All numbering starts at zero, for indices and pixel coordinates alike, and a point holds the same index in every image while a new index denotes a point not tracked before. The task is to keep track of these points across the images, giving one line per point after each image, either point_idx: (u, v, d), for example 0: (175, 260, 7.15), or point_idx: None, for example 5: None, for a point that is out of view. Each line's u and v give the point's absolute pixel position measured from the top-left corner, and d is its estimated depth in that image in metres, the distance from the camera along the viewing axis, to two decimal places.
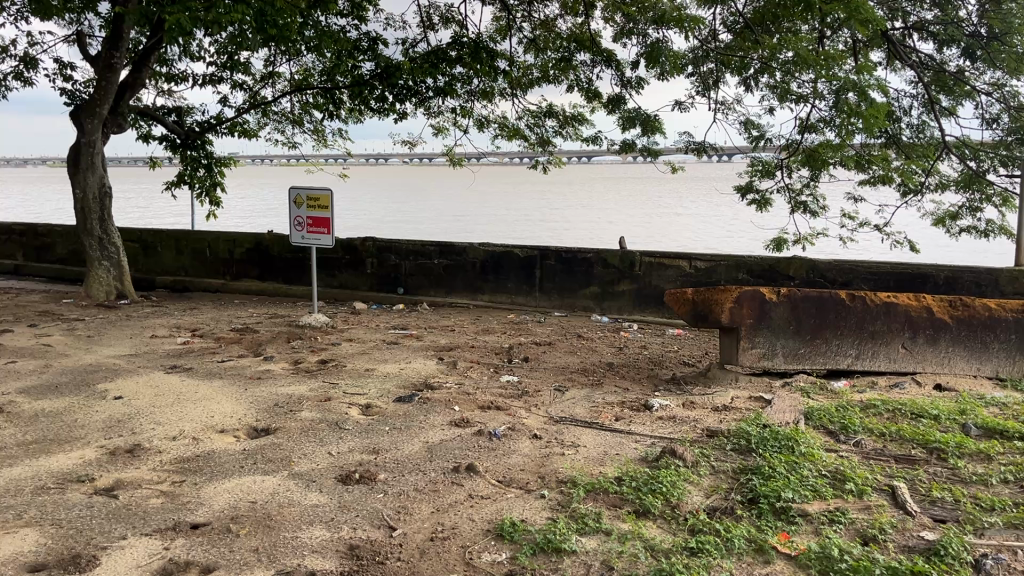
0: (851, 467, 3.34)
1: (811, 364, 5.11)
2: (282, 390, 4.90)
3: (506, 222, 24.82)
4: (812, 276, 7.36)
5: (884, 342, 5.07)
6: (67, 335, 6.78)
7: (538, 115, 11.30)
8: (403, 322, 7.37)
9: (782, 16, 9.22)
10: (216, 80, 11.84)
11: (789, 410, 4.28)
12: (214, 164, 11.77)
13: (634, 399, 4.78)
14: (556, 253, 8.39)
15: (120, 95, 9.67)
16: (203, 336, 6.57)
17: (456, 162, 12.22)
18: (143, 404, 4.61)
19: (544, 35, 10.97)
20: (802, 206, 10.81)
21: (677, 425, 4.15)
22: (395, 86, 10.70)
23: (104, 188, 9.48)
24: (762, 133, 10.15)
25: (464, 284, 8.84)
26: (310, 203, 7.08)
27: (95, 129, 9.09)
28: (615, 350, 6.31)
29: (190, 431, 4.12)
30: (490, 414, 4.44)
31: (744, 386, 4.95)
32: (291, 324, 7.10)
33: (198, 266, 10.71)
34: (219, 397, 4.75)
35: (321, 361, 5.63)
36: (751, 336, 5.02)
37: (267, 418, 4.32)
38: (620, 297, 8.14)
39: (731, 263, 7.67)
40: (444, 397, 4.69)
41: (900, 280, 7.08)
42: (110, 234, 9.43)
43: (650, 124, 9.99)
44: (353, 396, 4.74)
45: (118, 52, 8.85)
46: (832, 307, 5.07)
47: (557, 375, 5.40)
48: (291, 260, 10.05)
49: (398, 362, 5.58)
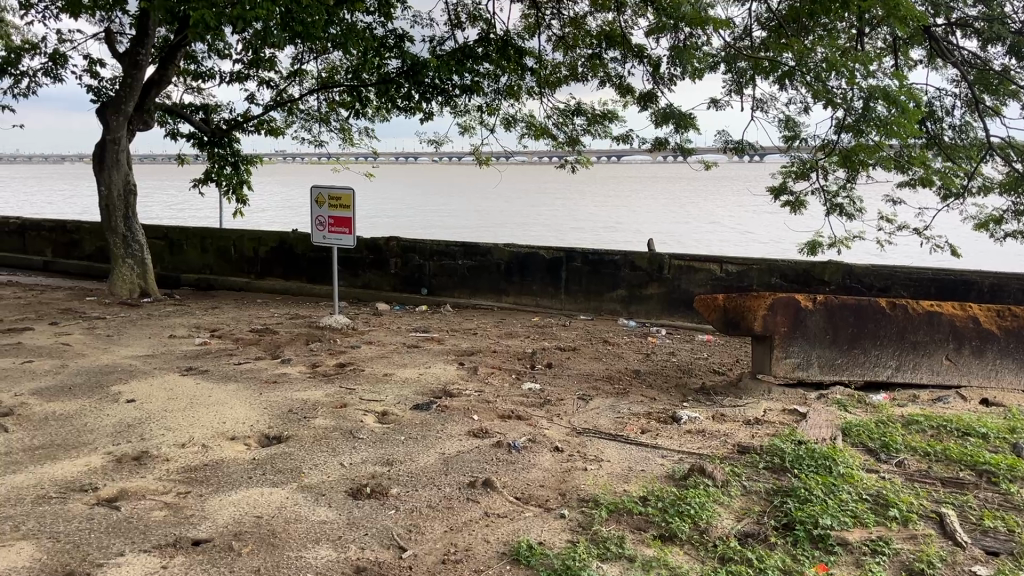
0: (894, 490, 3.11)
1: (848, 376, 4.86)
2: (298, 395, 4.76)
3: (534, 222, 24.67)
4: (849, 282, 7.09)
5: (927, 354, 4.81)
6: (86, 334, 6.71)
7: (567, 113, 11.12)
8: (425, 325, 7.21)
9: (820, 13, 8.96)
10: (243, 77, 11.80)
11: (826, 424, 4.05)
12: (241, 162, 11.72)
13: (662, 410, 4.57)
14: (583, 254, 8.19)
15: (146, 92, 9.62)
16: (222, 337, 6.47)
17: (483, 161, 12.07)
18: (155, 408, 4.49)
19: (574, 32, 10.82)
20: (837, 208, 10.50)
21: (708, 439, 3.93)
22: (421, 84, 10.57)
23: (129, 186, 9.43)
24: (797, 133, 9.87)
25: (488, 285, 8.67)
26: (331, 203, 6.95)
27: (120, 126, 9.05)
28: (642, 356, 6.10)
29: (201, 438, 3.99)
30: (511, 424, 4.26)
31: (777, 398, 4.73)
32: (312, 325, 6.97)
33: (223, 265, 10.66)
34: (233, 402, 4.62)
35: (340, 365, 5.49)
36: (785, 346, 4.80)
37: (280, 425, 4.18)
38: (648, 301, 7.92)
39: (764, 267, 7.42)
40: (463, 405, 4.52)
41: (942, 287, 6.79)
42: (135, 232, 9.39)
43: (683, 122, 9.76)
44: (370, 402, 4.59)
45: (144, 49, 8.80)
46: (870, 315, 4.83)
47: (582, 382, 5.21)
48: (315, 259, 9.95)
49: (418, 366, 5.43)
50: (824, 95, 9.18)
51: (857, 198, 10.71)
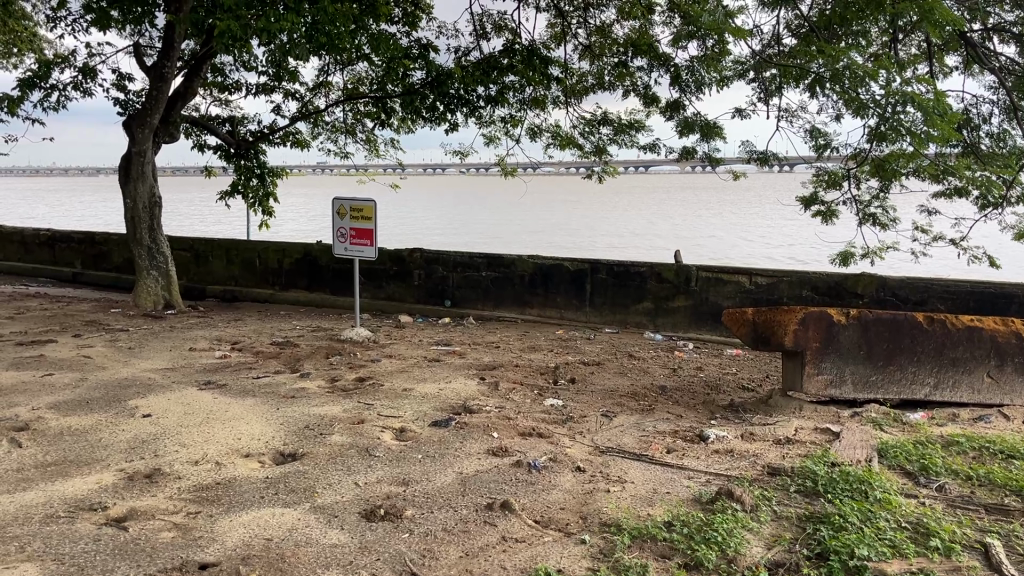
0: (935, 518, 2.94)
1: (883, 394, 4.67)
2: (315, 410, 4.68)
3: (562, 234, 24.56)
4: (883, 294, 6.88)
5: (967, 371, 4.61)
6: (108, 346, 6.68)
7: (593, 123, 11.01)
8: (447, 338, 7.11)
9: (852, 20, 8.78)
10: (270, 89, 11.85)
11: (860, 445, 3.87)
12: (267, 174, 11.74)
13: (688, 428, 4.42)
14: (608, 266, 8.06)
15: (172, 104, 9.65)
16: (243, 350, 6.42)
17: (508, 171, 11.99)
18: (170, 423, 4.42)
19: (600, 41, 10.74)
20: (870, 218, 10.26)
21: (736, 460, 3.78)
22: (446, 95, 10.50)
23: (154, 198, 9.46)
24: (828, 142, 9.67)
25: (512, 297, 8.56)
26: (353, 214, 6.88)
27: (146, 138, 9.07)
28: (669, 371, 5.94)
29: (214, 455, 3.91)
30: (532, 442, 4.14)
31: (809, 416, 4.57)
32: (333, 338, 6.90)
33: (247, 276, 10.66)
34: (249, 417, 4.54)
35: (359, 379, 5.40)
36: (817, 361, 4.63)
37: (296, 442, 4.08)
38: (675, 314, 7.76)
39: (795, 279, 7.23)
40: (482, 422, 4.40)
41: (982, 300, 6.55)
42: (160, 244, 9.41)
43: (712, 131, 9.60)
44: (388, 418, 4.49)
45: (169, 62, 8.81)
46: (906, 331, 4.64)
47: (606, 398, 5.07)
48: (338, 270, 9.91)
49: (438, 381, 5.32)
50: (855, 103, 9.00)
51: (890, 208, 10.45)
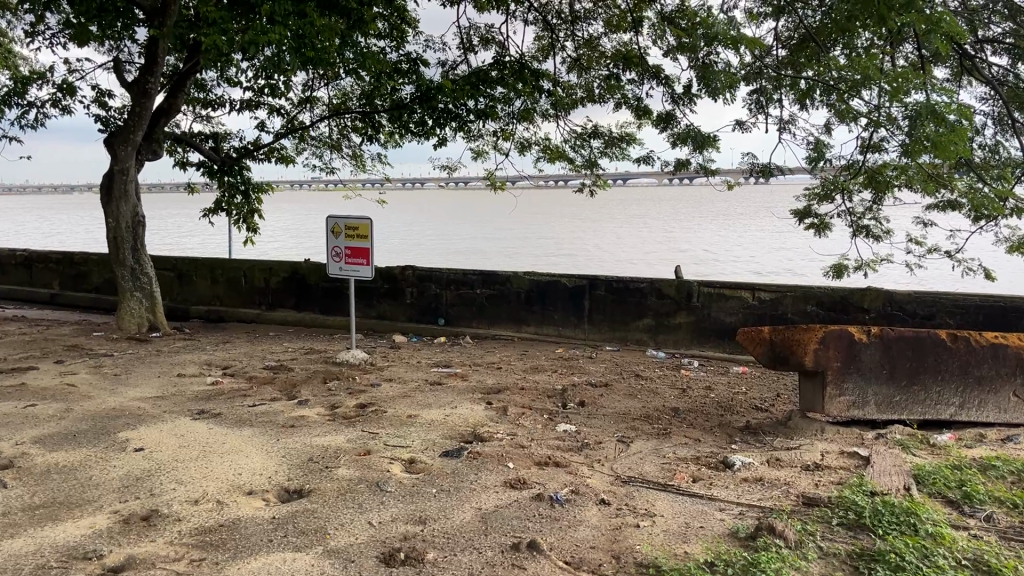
0: (994, 554, 2.77)
1: (908, 415, 4.52)
2: (317, 441, 4.45)
3: (546, 248, 24.41)
4: (889, 309, 6.75)
5: (993, 390, 4.47)
6: (93, 373, 6.41)
7: (584, 136, 10.88)
8: (446, 359, 6.89)
9: (845, 32, 8.72)
10: (254, 105, 11.62)
11: (895, 471, 3.70)
12: (251, 191, 11.49)
13: (710, 454, 4.24)
14: (607, 282, 7.89)
15: (155, 121, 9.39)
16: (235, 376, 6.17)
17: (497, 186, 11.83)
18: (165, 458, 4.17)
19: (588, 54, 10.63)
20: (864, 231, 10.16)
21: (767, 489, 3.60)
22: (435, 109, 10.31)
23: (137, 217, 9.19)
24: (822, 153, 9.59)
25: (508, 315, 8.37)
26: (347, 233, 6.67)
27: (128, 156, 8.81)
28: (678, 392, 5.76)
29: (215, 493, 3.67)
30: (549, 472, 3.94)
31: (832, 439, 4.41)
32: (328, 361, 6.67)
33: (233, 296, 10.39)
34: (248, 449, 4.31)
35: (360, 406, 5.17)
36: (838, 382, 4.48)
37: (301, 477, 3.86)
38: (676, 331, 7.60)
39: (799, 293, 7.09)
40: (495, 451, 4.19)
41: (991, 314, 6.44)
42: (144, 264, 9.14)
43: (705, 142, 9.48)
44: (395, 449, 4.27)
45: (152, 77, 8.56)
46: (930, 349, 4.50)
47: (619, 423, 4.88)
48: (328, 289, 9.67)
49: (443, 406, 5.11)
50: (850, 115, 8.95)
51: (884, 220, 10.38)
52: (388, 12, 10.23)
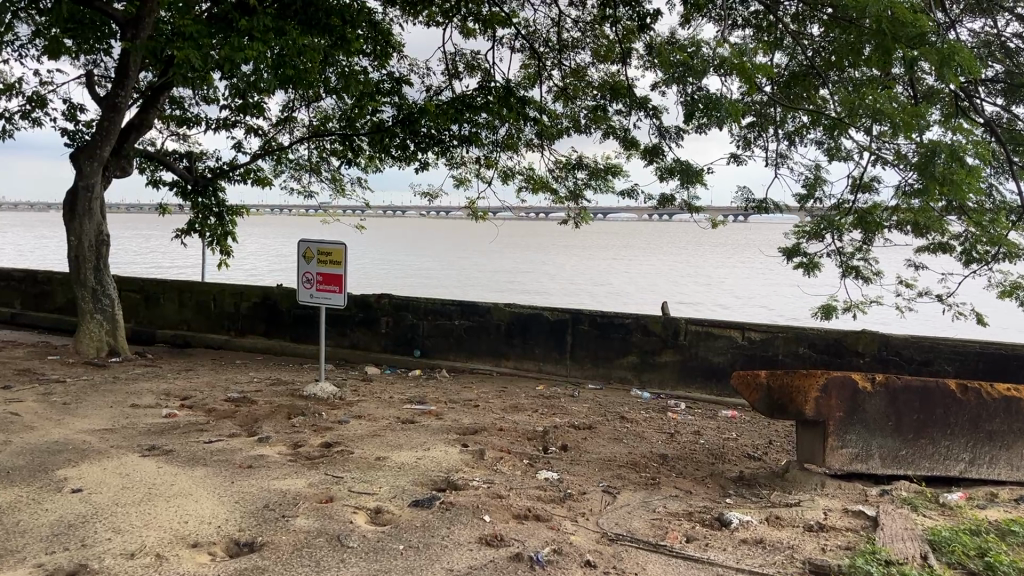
0: None
1: (915, 470, 4.22)
2: (276, 484, 4.07)
3: (527, 280, 24.13)
4: (885, 353, 6.48)
5: (1006, 446, 4.18)
6: (41, 400, 5.97)
7: (568, 166, 10.63)
8: (420, 394, 6.52)
9: (837, 69, 8.57)
10: (231, 124, 11.30)
11: (907, 535, 3.39)
12: (226, 212, 11.11)
13: (703, 509, 3.90)
14: (591, 317, 7.58)
15: (125, 137, 9.02)
16: (193, 408, 5.76)
17: (479, 215, 11.54)
18: (105, 501, 3.77)
19: (575, 83, 10.41)
20: (853, 271, 9.94)
21: (770, 553, 3.27)
22: (416, 134, 10.09)
23: (102, 236, 8.78)
24: (812, 191, 9.40)
25: (486, 348, 8.03)
26: (320, 258, 6.31)
27: (94, 171, 8.41)
28: (667, 437, 5.43)
29: (156, 545, 3.28)
30: (529, 528, 3.58)
31: (833, 494, 4.09)
32: (296, 393, 6.28)
33: (201, 320, 9.96)
34: (199, 493, 3.91)
35: (326, 445, 4.79)
36: (840, 433, 4.18)
37: (253, 528, 3.47)
38: (661, 370, 7.29)
39: (791, 334, 6.80)
40: (471, 501, 3.83)
41: (992, 362, 6.18)
42: (106, 285, 8.72)
43: (692, 176, 9.24)
44: (361, 496, 3.90)
45: (123, 90, 8.19)
46: (938, 400, 4.21)
47: (603, 470, 4.54)
48: (301, 316, 9.28)
49: (415, 448, 4.74)
50: (841, 153, 8.78)
51: (873, 261, 10.18)
52: (373, 35, 9.96)
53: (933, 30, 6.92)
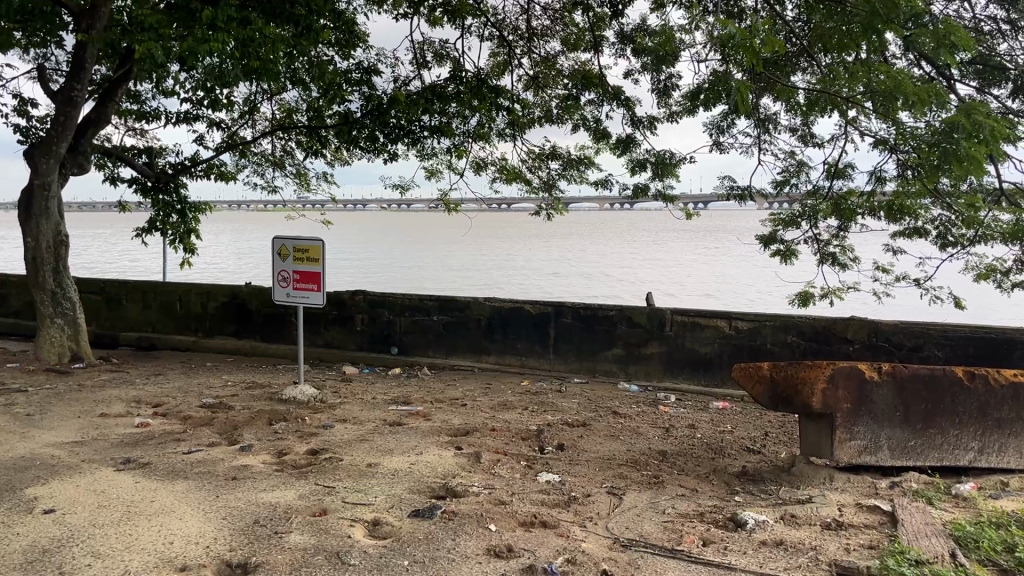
0: None
1: (925, 461, 4.13)
2: (264, 497, 3.83)
3: (494, 272, 23.93)
4: (875, 340, 6.43)
5: (1014, 433, 4.12)
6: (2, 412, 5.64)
7: (541, 156, 10.45)
8: (403, 394, 6.31)
9: (812, 54, 8.49)
10: (191, 118, 10.92)
11: (931, 532, 3.28)
12: (188, 210, 10.74)
13: (715, 509, 3.76)
14: (574, 310, 7.42)
15: (81, 132, 8.62)
16: (167, 416, 5.48)
17: (451, 208, 11.31)
18: (81, 523, 3.51)
19: (545, 72, 10.22)
20: (830, 258, 9.89)
21: (793, 556, 3.13)
22: (386, 125, 9.70)
23: (61, 237, 8.39)
24: (788, 178, 9.33)
25: (466, 344, 7.83)
26: (296, 255, 6.05)
27: (50, 169, 8.02)
28: (662, 432, 5.29)
29: (141, 570, 3.04)
30: (537, 536, 3.41)
31: (843, 488, 3.98)
32: (273, 397, 6.03)
33: (166, 322, 9.61)
34: (182, 509, 3.67)
35: (312, 452, 4.57)
36: (848, 426, 4.07)
37: (246, 547, 3.24)
38: (647, 362, 7.17)
39: (779, 323, 6.70)
40: (473, 509, 3.65)
41: (981, 346, 6.15)
42: (66, 288, 8.33)
43: (665, 168, 9.09)
44: (357, 507, 3.69)
45: (79, 84, 7.81)
46: (945, 388, 4.12)
47: (604, 471, 4.38)
48: (271, 315, 8.99)
49: (407, 452, 4.54)
50: (816, 139, 8.72)
51: (849, 248, 10.15)
52: (338, 24, 9.65)
53: (924, 13, 6.82)
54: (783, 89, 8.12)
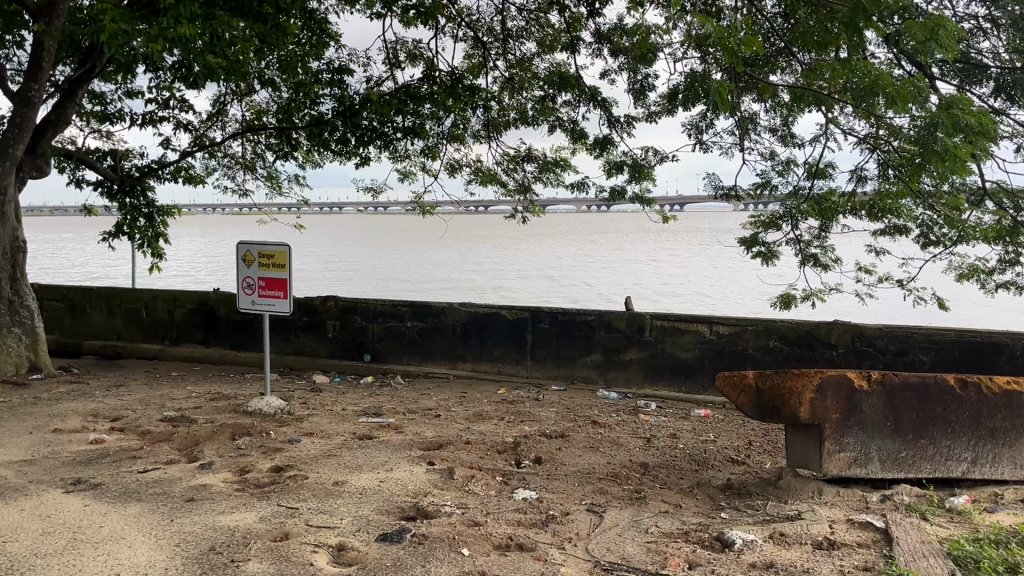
0: None
1: (917, 473, 3.97)
2: (222, 520, 3.59)
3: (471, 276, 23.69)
4: (859, 345, 6.29)
5: (1008, 443, 3.98)
6: None
7: (517, 158, 10.24)
8: (375, 405, 6.08)
9: (790, 56, 8.37)
10: (157, 119, 10.60)
11: (927, 552, 3.10)
12: (156, 213, 10.40)
13: (700, 528, 3.57)
14: (551, 315, 7.21)
15: (40, 135, 8.28)
16: (124, 431, 5.21)
17: (426, 211, 11.08)
18: (22, 552, 3.25)
19: (520, 74, 10.02)
20: (812, 259, 9.75)
21: None
22: (358, 127, 9.39)
23: (18, 242, 8.05)
24: (768, 179, 9.20)
25: (441, 350, 7.61)
26: (261, 261, 5.80)
27: (7, 172, 7.69)
28: (644, 443, 5.10)
29: None
30: (512, 561, 3.19)
31: (833, 502, 3.81)
32: (239, 409, 5.78)
33: (132, 329, 9.29)
34: (132, 536, 3.41)
35: (276, 470, 4.33)
36: (837, 437, 3.90)
37: None
38: (627, 368, 6.98)
39: (761, 327, 6.54)
40: (445, 532, 3.43)
41: (967, 350, 6.04)
42: (24, 296, 8.00)
43: (641, 172, 8.94)
44: (321, 531, 3.46)
45: (36, 82, 7.49)
46: (937, 398, 3.98)
47: (584, 486, 4.19)
48: (241, 322, 8.71)
49: (378, 469, 4.32)
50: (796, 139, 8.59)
51: (831, 249, 10.02)
52: (308, 24, 9.40)
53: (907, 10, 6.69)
54: (767, 87, 7.95)
